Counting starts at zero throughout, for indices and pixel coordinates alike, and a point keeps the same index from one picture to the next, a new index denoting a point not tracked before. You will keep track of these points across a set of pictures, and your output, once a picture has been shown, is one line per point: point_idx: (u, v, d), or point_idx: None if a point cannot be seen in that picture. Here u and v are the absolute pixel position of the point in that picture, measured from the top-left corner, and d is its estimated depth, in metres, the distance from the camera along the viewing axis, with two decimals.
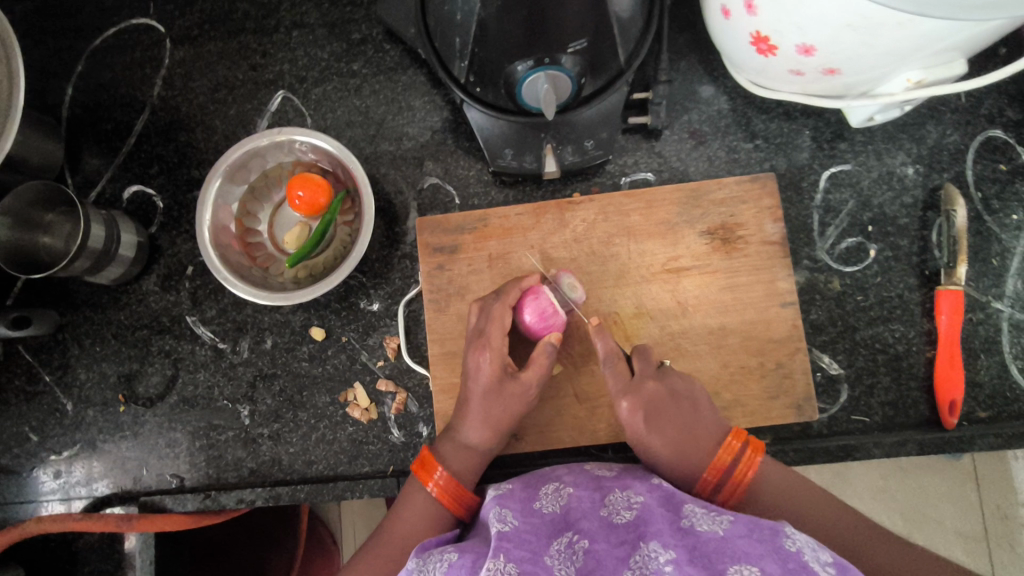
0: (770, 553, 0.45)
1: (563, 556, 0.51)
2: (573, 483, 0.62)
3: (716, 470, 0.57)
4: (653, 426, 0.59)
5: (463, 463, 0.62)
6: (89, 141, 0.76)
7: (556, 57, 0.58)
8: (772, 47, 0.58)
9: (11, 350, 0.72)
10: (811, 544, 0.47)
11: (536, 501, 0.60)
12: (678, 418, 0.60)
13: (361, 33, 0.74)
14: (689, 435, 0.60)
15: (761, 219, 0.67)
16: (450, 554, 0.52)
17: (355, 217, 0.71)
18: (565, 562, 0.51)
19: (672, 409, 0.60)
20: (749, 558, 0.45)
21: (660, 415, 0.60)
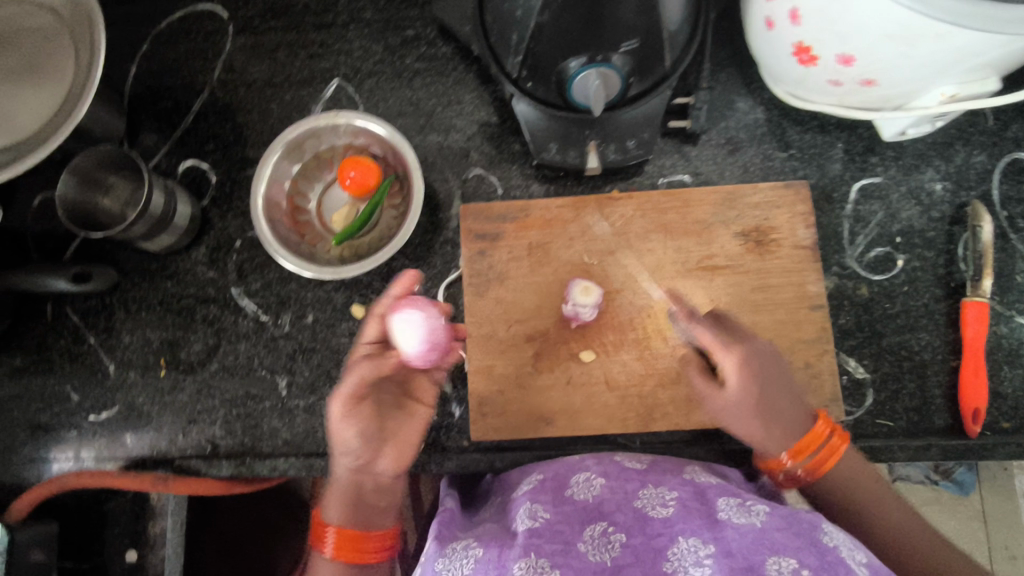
0: (809, 546, 0.49)
1: (598, 544, 0.54)
2: (603, 471, 0.63)
3: (799, 453, 0.62)
4: (749, 382, 0.61)
5: (343, 505, 0.58)
6: (148, 116, 0.79)
7: (607, 56, 0.61)
8: (814, 57, 0.60)
9: (60, 312, 0.75)
10: (846, 541, 0.51)
11: (568, 489, 0.61)
12: (772, 380, 0.62)
13: (415, 30, 0.78)
14: (778, 404, 0.62)
15: (794, 224, 0.70)
16: (477, 549, 0.55)
17: (401, 201, 0.74)
18: (601, 551, 0.54)
19: (767, 369, 0.62)
20: (789, 554, 0.49)
21: (757, 373, 0.61)
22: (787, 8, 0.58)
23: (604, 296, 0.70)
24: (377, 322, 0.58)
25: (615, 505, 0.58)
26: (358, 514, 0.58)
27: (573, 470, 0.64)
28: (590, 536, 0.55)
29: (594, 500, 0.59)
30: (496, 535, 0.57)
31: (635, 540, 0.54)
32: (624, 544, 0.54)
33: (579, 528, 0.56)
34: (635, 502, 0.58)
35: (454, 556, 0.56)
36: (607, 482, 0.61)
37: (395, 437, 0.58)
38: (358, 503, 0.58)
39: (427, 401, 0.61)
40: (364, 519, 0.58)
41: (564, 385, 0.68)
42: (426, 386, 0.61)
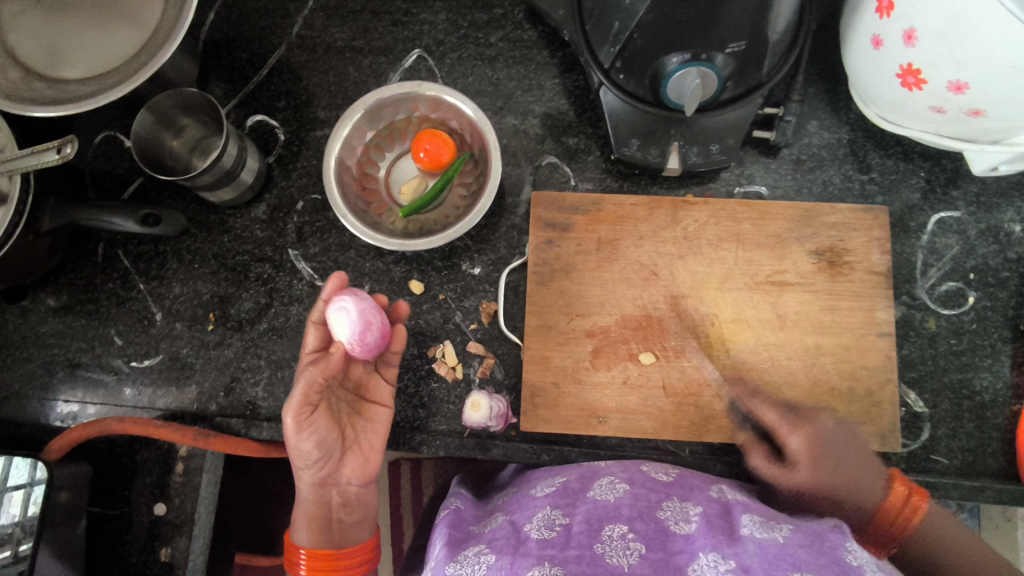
0: (832, 565, 0.47)
1: (616, 547, 0.52)
2: (629, 479, 0.62)
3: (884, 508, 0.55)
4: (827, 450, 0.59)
5: (313, 527, 0.62)
6: (222, 66, 0.77)
7: (711, 55, 0.60)
8: (921, 80, 0.59)
9: (111, 254, 0.73)
10: (872, 562, 0.48)
11: (590, 491, 0.60)
12: (839, 458, 0.58)
13: (503, 9, 0.77)
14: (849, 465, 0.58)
15: (870, 249, 0.69)
16: (489, 556, 0.54)
17: (473, 180, 0.72)
18: (619, 554, 0.51)
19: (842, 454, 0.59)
20: (811, 572, 0.47)
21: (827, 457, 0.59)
22: (903, 28, 0.57)
23: (670, 300, 0.68)
24: (316, 329, 0.64)
25: (637, 512, 0.56)
26: (328, 530, 0.62)
27: (595, 475, 0.63)
28: (608, 536, 0.54)
29: (615, 502, 0.58)
30: (506, 541, 0.56)
31: (656, 555, 0.51)
32: (642, 555, 0.51)
33: (597, 530, 0.54)
34: (657, 513, 0.56)
35: (464, 562, 0.55)
36: (630, 487, 0.60)
37: (350, 442, 0.63)
38: (325, 519, 0.62)
39: (382, 402, 0.65)
40: (332, 534, 0.62)
41: (621, 385, 0.67)
42: (380, 389, 0.66)
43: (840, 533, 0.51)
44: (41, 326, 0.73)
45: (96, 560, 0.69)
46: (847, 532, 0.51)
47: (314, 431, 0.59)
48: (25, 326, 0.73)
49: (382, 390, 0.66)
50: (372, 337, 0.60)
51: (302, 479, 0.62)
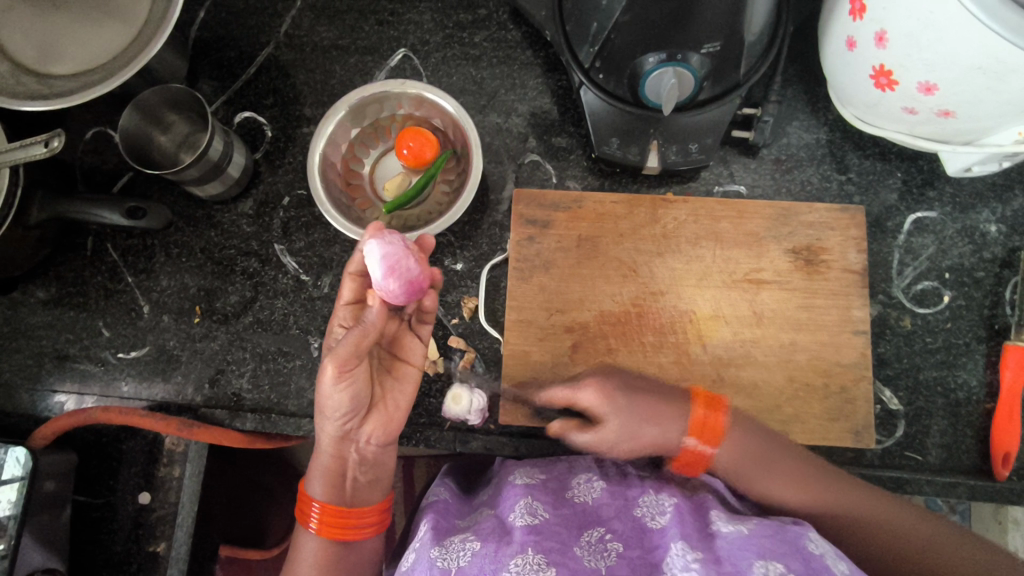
0: (798, 555, 0.49)
1: (594, 550, 0.54)
2: (604, 475, 0.63)
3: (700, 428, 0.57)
4: (634, 404, 0.59)
5: (329, 482, 0.59)
6: (211, 64, 0.79)
7: (686, 55, 0.61)
8: (893, 82, 0.60)
9: (100, 247, 0.74)
10: (834, 551, 0.51)
11: (569, 491, 0.61)
12: (621, 399, 0.59)
13: (487, 10, 0.78)
14: (653, 408, 0.59)
15: (846, 247, 0.69)
16: (473, 543, 0.54)
17: (455, 177, 0.73)
18: (596, 557, 0.53)
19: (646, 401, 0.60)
20: (777, 561, 0.48)
21: (635, 411, 0.59)
22: (874, 30, 0.58)
23: (647, 296, 0.69)
24: (354, 281, 0.61)
25: (614, 512, 0.58)
26: (343, 487, 0.60)
27: (573, 471, 0.64)
28: (587, 540, 0.55)
29: (593, 504, 0.59)
30: (492, 529, 0.56)
31: (633, 552, 0.53)
32: (619, 554, 0.53)
33: (577, 532, 0.55)
34: (635, 510, 0.58)
35: (450, 548, 0.55)
36: (607, 485, 0.61)
37: (378, 399, 0.60)
38: (341, 476, 0.60)
39: (413, 361, 0.63)
40: (347, 492, 0.60)
41: None
42: (414, 350, 0.63)
43: (805, 526, 0.53)
44: (31, 318, 0.74)
45: (81, 549, 0.70)
46: (808, 526, 0.53)
47: (349, 384, 0.56)
48: (15, 318, 0.74)
49: (415, 350, 0.63)
50: (395, 283, 0.55)
51: (323, 432, 0.59)
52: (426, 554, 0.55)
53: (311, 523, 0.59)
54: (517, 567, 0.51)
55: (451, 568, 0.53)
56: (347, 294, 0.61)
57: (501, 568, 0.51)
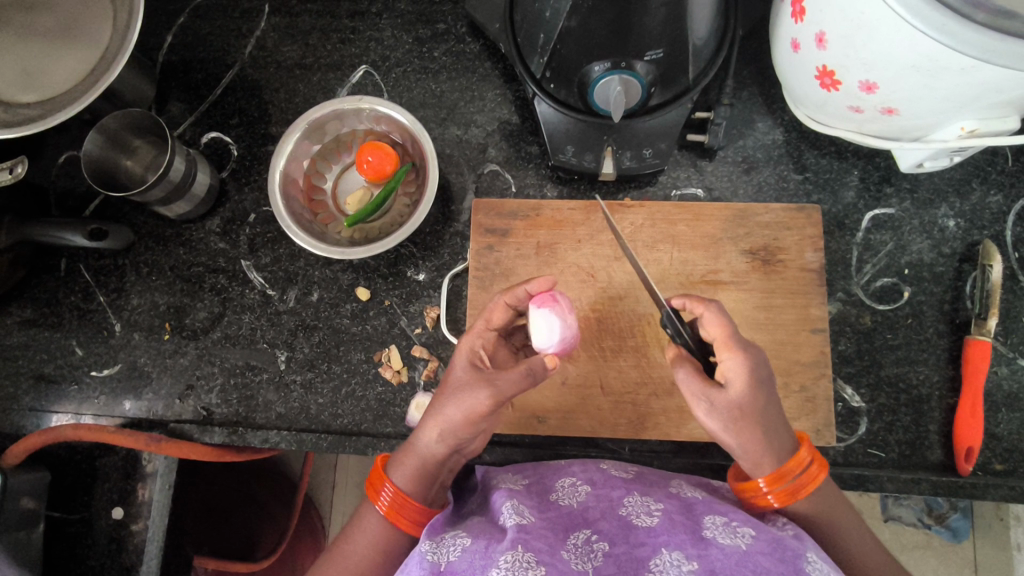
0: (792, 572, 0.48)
1: (580, 552, 0.54)
2: (590, 480, 0.63)
3: (777, 480, 0.55)
4: (757, 398, 0.55)
5: (418, 478, 0.61)
6: (178, 86, 0.80)
7: (631, 63, 0.62)
8: (837, 81, 0.61)
9: (73, 268, 0.76)
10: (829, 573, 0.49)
11: (553, 494, 0.62)
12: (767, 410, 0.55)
13: (446, 24, 0.79)
14: (773, 426, 0.55)
15: (802, 247, 0.70)
16: (464, 539, 0.54)
17: (416, 190, 0.74)
18: (583, 559, 0.53)
19: (769, 411, 0.55)
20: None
21: (757, 416, 0.54)
22: (814, 31, 0.59)
23: (606, 301, 0.70)
24: (505, 309, 0.65)
25: (600, 514, 0.58)
26: (428, 488, 0.61)
27: (558, 476, 0.65)
28: (573, 543, 0.55)
29: (578, 507, 0.60)
30: (483, 529, 0.56)
31: (618, 550, 0.53)
32: (606, 553, 0.53)
33: (563, 535, 0.55)
34: (620, 510, 0.58)
35: (442, 543, 0.54)
36: (593, 490, 0.62)
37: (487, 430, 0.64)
38: (430, 479, 0.61)
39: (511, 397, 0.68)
40: (428, 492, 0.61)
41: (559, 385, 0.69)
42: (514, 386, 0.68)
43: (802, 544, 0.52)
44: (8, 339, 0.76)
45: (56, 565, 0.71)
46: (808, 543, 0.52)
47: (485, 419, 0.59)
48: None
49: (517, 389, 0.68)
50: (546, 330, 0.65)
51: (437, 440, 0.60)
52: (418, 549, 0.55)
53: (380, 501, 0.61)
54: (506, 563, 0.49)
55: (440, 563, 0.52)
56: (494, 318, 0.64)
57: (490, 564, 0.50)
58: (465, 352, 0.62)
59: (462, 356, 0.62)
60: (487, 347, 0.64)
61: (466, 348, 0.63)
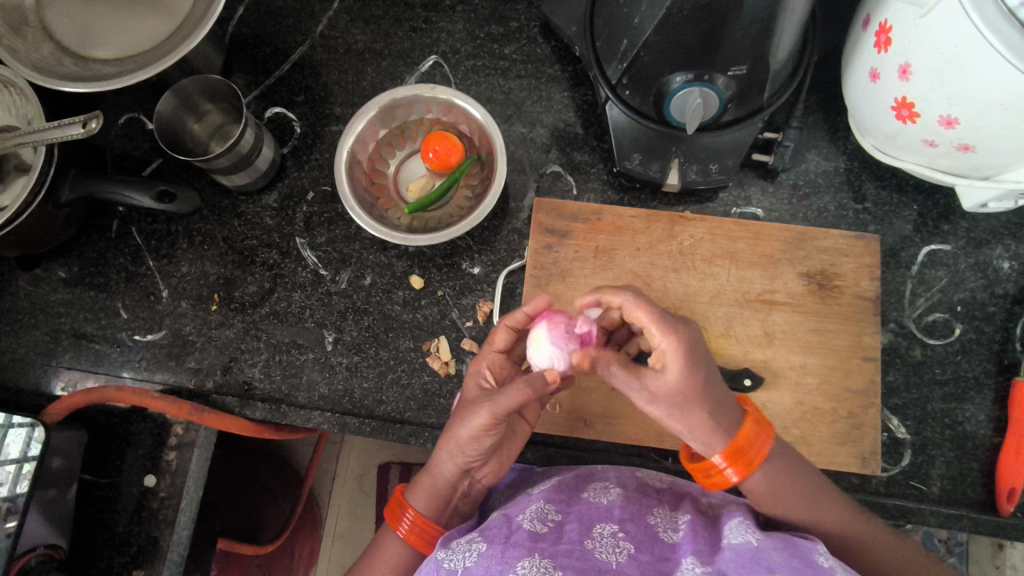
0: (807, 568, 0.48)
1: (606, 545, 0.54)
2: (621, 483, 0.63)
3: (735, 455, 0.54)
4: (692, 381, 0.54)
5: (432, 498, 0.62)
6: (247, 59, 0.80)
7: (714, 76, 0.63)
8: (915, 114, 0.61)
9: (124, 230, 0.76)
10: (844, 568, 0.49)
11: (583, 492, 0.62)
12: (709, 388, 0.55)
13: (518, 23, 0.80)
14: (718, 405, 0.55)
15: (860, 275, 0.70)
16: (480, 544, 0.54)
17: (479, 183, 0.75)
18: (608, 551, 0.53)
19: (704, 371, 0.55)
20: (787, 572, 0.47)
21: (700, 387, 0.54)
22: (899, 63, 0.60)
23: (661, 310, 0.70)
24: (507, 333, 0.64)
25: (628, 514, 0.58)
26: (443, 510, 0.63)
27: (589, 477, 0.65)
28: (597, 536, 0.55)
29: (606, 506, 0.60)
30: (499, 529, 0.57)
31: (643, 555, 0.53)
32: (631, 554, 0.53)
33: (589, 527, 0.56)
34: (647, 518, 0.58)
35: (457, 549, 0.55)
36: (623, 492, 0.62)
37: (502, 453, 0.64)
38: (445, 501, 0.63)
39: (531, 421, 0.67)
40: (444, 515, 0.63)
41: (607, 391, 0.69)
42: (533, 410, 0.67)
43: (814, 542, 0.52)
44: (51, 296, 0.75)
45: (81, 527, 0.70)
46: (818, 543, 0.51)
47: (490, 437, 0.59)
48: (35, 294, 0.75)
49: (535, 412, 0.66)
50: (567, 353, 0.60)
51: (447, 461, 0.61)
52: (434, 557, 0.55)
53: (399, 527, 0.62)
54: (525, 569, 0.50)
55: (458, 569, 0.52)
56: (499, 344, 0.64)
57: (508, 570, 0.50)
58: (472, 377, 0.64)
59: (470, 381, 0.63)
60: (494, 371, 0.64)
61: (473, 373, 0.64)
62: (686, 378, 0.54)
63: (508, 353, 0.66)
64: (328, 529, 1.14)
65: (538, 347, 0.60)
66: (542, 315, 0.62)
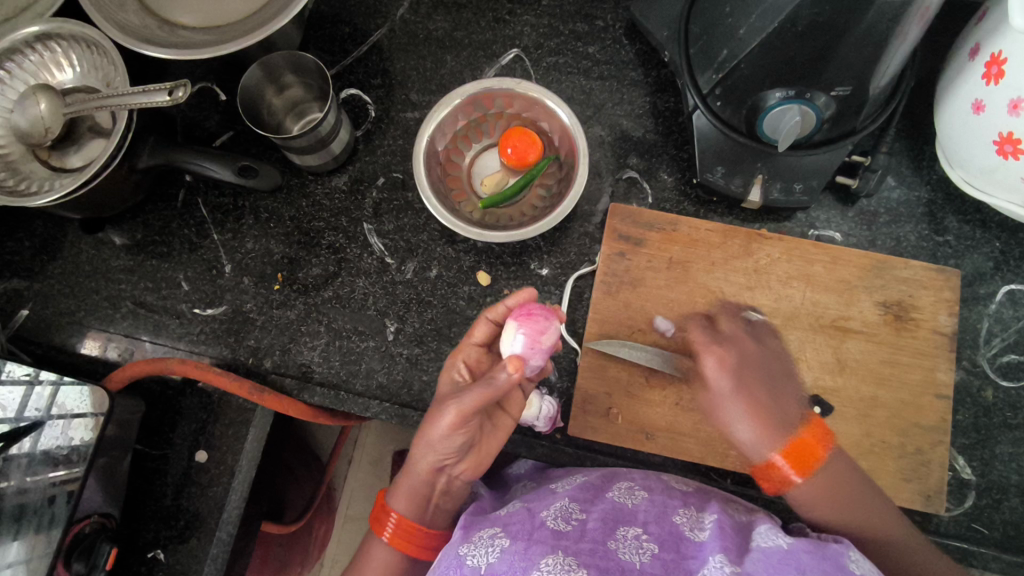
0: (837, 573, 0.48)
1: (628, 545, 0.54)
2: (646, 485, 0.63)
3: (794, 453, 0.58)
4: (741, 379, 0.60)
5: (412, 501, 0.62)
6: (325, 36, 0.79)
7: (815, 94, 0.61)
8: (1018, 151, 0.59)
9: (191, 201, 0.75)
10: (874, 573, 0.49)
11: (609, 492, 0.62)
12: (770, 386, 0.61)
13: (604, 22, 0.78)
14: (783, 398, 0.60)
15: (938, 309, 0.69)
16: (503, 540, 0.56)
17: (554, 183, 0.73)
18: (631, 552, 0.54)
19: (762, 371, 0.61)
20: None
21: (739, 368, 0.60)
22: (1008, 97, 0.58)
23: None
24: (487, 326, 0.63)
25: (653, 517, 0.58)
26: (424, 511, 0.63)
27: (615, 477, 0.65)
28: (621, 537, 0.56)
29: (632, 507, 0.59)
30: (522, 526, 0.58)
31: (667, 555, 0.53)
32: (654, 555, 0.53)
33: (612, 529, 0.57)
34: (673, 518, 0.58)
35: (479, 544, 0.56)
36: (649, 495, 0.61)
37: (479, 449, 0.61)
38: (425, 501, 0.62)
39: (513, 414, 0.64)
40: (426, 515, 0.63)
41: (672, 406, 0.67)
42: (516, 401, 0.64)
43: (846, 546, 0.51)
44: (113, 261, 0.74)
45: (129, 498, 0.69)
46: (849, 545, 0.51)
47: (462, 433, 0.58)
48: (97, 258, 0.74)
49: (518, 405, 0.64)
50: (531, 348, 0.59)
51: (420, 460, 0.60)
52: (456, 552, 0.57)
53: (384, 531, 0.63)
54: (548, 567, 0.51)
55: (481, 566, 0.54)
56: (474, 337, 0.63)
57: (531, 568, 0.52)
58: (447, 371, 0.63)
59: (445, 378, 0.63)
60: (470, 364, 0.63)
61: (449, 367, 0.63)
62: (723, 355, 0.61)
63: (488, 346, 0.65)
64: (341, 512, 1.12)
65: (508, 337, 0.59)
66: (517, 308, 0.61)
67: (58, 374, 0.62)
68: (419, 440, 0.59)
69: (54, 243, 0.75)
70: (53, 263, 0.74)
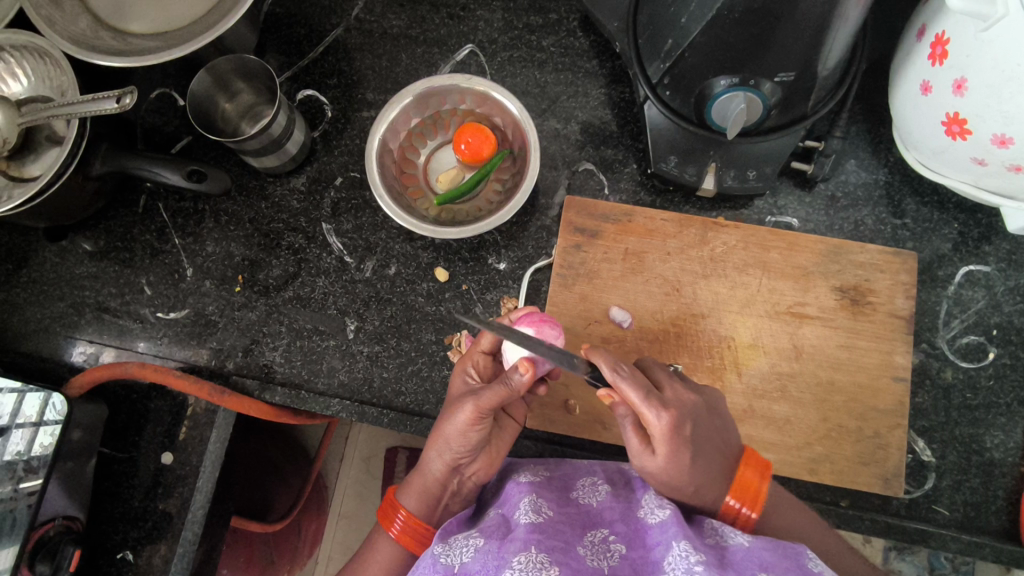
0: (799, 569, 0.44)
1: (596, 550, 0.52)
2: (610, 481, 0.62)
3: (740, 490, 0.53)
4: (680, 453, 0.52)
5: (422, 499, 0.62)
6: (280, 38, 0.79)
7: (759, 82, 0.61)
8: (966, 131, 0.59)
9: (151, 207, 0.75)
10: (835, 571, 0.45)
11: (574, 492, 0.61)
12: (698, 442, 0.54)
13: (558, 15, 0.78)
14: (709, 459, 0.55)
15: (895, 293, 0.69)
16: (477, 540, 0.53)
17: (509, 178, 0.74)
18: (599, 556, 0.51)
19: (700, 435, 0.54)
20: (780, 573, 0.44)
21: (691, 440, 0.53)
22: (953, 77, 0.57)
23: (688, 317, 0.69)
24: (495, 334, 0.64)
25: (618, 515, 0.57)
26: (434, 509, 0.62)
27: (581, 475, 0.64)
28: (590, 540, 0.53)
29: (597, 507, 0.58)
30: (496, 526, 0.55)
31: (635, 553, 0.51)
32: (622, 556, 0.51)
33: (580, 532, 0.54)
34: (638, 513, 0.56)
35: (454, 545, 0.53)
36: (613, 491, 0.60)
37: (491, 449, 0.63)
38: (435, 500, 0.62)
39: (518, 418, 0.66)
40: (434, 515, 0.62)
41: None
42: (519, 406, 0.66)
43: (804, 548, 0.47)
44: (77, 269, 0.75)
45: (99, 500, 0.70)
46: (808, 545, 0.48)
47: (478, 432, 0.59)
48: (62, 266, 0.75)
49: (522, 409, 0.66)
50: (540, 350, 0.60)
51: (435, 459, 0.61)
52: (430, 551, 0.54)
53: (392, 527, 0.62)
54: (520, 564, 0.47)
55: (454, 565, 0.51)
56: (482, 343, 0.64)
57: (503, 566, 0.48)
58: (458, 375, 0.64)
59: (457, 379, 0.64)
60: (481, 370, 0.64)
61: (459, 371, 0.64)
62: (675, 419, 0.53)
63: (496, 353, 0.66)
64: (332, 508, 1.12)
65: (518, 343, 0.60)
66: (522, 316, 0.63)
67: (19, 382, 0.65)
68: (436, 439, 0.59)
69: (19, 252, 0.76)
70: (19, 272, 0.75)
